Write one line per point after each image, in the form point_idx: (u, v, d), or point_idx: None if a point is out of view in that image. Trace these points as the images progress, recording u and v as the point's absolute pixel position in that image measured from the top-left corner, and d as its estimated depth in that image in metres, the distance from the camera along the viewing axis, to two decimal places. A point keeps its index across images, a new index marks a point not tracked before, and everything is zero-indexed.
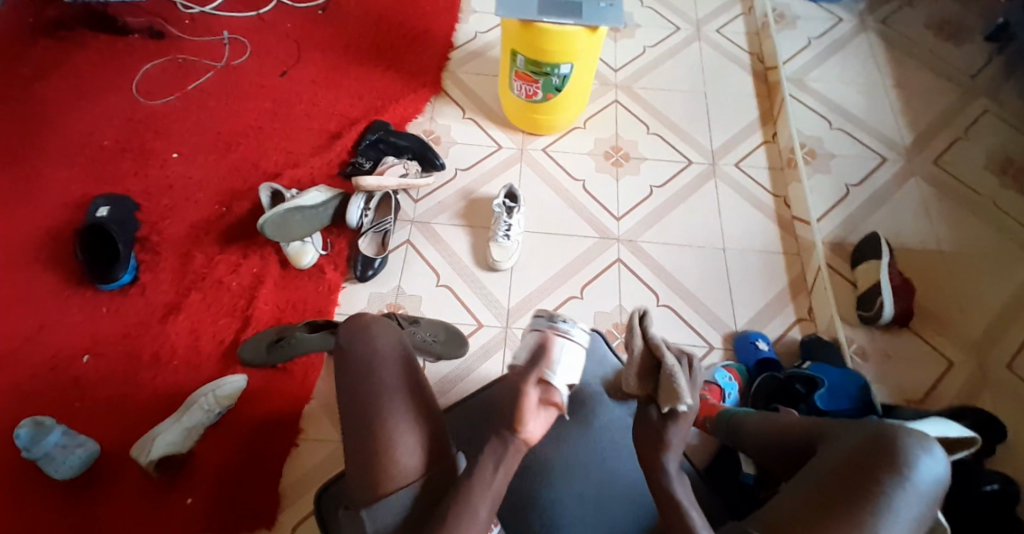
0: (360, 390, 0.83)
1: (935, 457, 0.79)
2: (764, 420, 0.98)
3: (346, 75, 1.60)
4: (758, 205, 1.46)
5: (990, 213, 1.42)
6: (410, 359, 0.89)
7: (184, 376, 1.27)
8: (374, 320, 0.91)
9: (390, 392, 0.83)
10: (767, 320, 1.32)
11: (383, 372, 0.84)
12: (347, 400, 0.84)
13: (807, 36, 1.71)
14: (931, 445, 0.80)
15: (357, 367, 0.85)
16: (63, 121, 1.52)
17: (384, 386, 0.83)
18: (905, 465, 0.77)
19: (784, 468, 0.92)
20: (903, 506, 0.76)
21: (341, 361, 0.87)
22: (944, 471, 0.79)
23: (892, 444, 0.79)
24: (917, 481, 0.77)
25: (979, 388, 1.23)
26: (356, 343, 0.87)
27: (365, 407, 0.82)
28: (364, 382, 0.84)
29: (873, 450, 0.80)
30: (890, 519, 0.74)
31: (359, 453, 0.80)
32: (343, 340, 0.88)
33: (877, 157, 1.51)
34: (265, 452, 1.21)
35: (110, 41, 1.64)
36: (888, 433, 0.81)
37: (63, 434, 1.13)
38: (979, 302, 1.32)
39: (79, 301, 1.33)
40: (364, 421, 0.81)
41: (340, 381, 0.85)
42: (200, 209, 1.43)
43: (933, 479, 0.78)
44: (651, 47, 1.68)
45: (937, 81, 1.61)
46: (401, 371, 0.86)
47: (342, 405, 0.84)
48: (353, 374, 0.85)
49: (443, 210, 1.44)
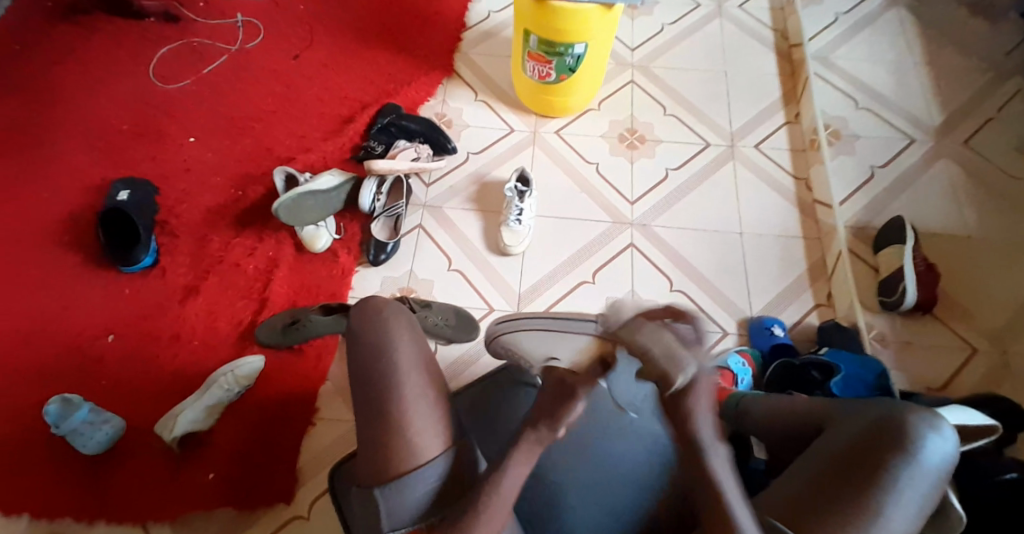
0: (373, 373, 0.82)
1: (944, 436, 0.77)
2: (770, 403, 0.96)
3: (359, 58, 1.59)
4: (777, 188, 1.42)
5: (1023, 196, 1.36)
6: (425, 350, 0.87)
7: (202, 357, 1.29)
8: (386, 304, 0.89)
9: (404, 374, 0.82)
10: (783, 307, 1.29)
11: (397, 354, 0.83)
12: (359, 383, 0.83)
13: (834, 11, 1.64)
14: (941, 425, 0.79)
15: (369, 350, 0.84)
16: (84, 105, 1.54)
17: (398, 368, 0.82)
18: (912, 445, 0.76)
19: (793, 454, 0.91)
20: (909, 487, 0.74)
21: (353, 346, 0.86)
22: (953, 451, 0.77)
23: (898, 423, 0.78)
24: (925, 461, 0.76)
25: (1004, 376, 1.19)
26: (367, 327, 0.86)
27: (379, 390, 0.81)
28: (376, 364, 0.83)
29: (879, 431, 0.78)
30: (896, 501, 0.73)
31: (373, 435, 0.79)
32: (353, 326, 0.87)
33: (903, 137, 1.45)
34: (281, 432, 1.24)
35: (128, 25, 1.66)
36: (895, 413, 0.80)
37: (90, 410, 1.17)
38: (1009, 288, 1.27)
39: (102, 284, 1.36)
40: (377, 403, 0.80)
41: (353, 365, 0.85)
42: (217, 193, 1.45)
43: (941, 458, 0.76)
44: (670, 25, 1.63)
45: (971, 57, 1.54)
46: (416, 355, 0.85)
47: (354, 389, 0.84)
48: (365, 357, 0.84)
49: (455, 194, 1.44)
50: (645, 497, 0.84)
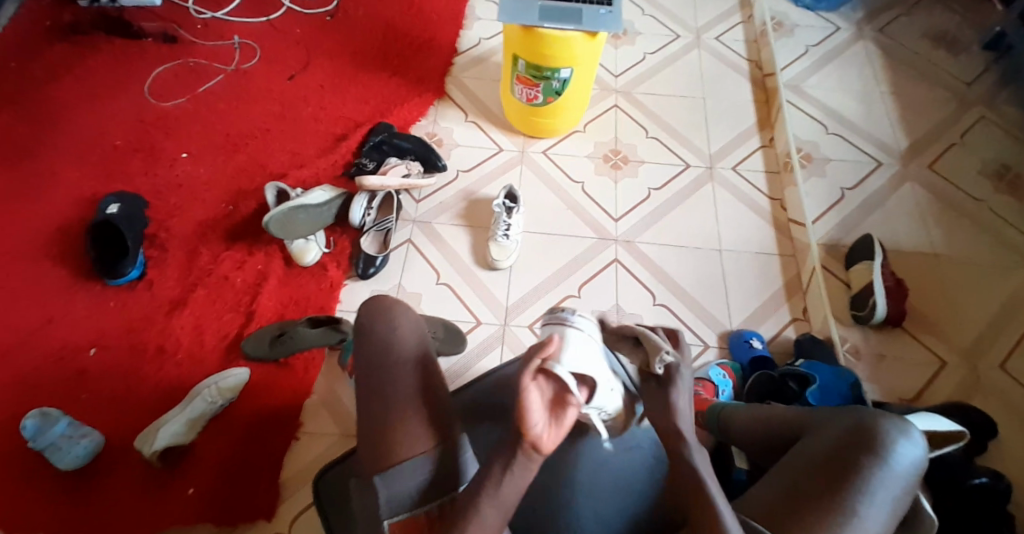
0: (378, 366, 0.85)
1: (914, 442, 0.82)
2: (752, 413, 0.99)
3: (352, 79, 1.64)
4: (754, 208, 1.48)
5: (986, 218, 1.44)
6: (427, 347, 0.89)
7: (188, 370, 1.29)
8: (396, 301, 0.93)
9: (409, 368, 0.85)
10: (761, 321, 1.34)
11: (404, 349, 0.86)
12: (363, 376, 0.85)
13: (804, 44, 1.73)
14: (910, 431, 0.83)
15: (376, 344, 0.87)
16: (76, 121, 1.56)
17: (404, 362, 0.85)
18: (883, 449, 0.80)
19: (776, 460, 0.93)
20: (882, 488, 0.78)
21: (360, 340, 0.88)
22: (922, 457, 0.81)
23: (871, 428, 0.82)
24: (897, 464, 0.79)
25: (972, 386, 1.26)
26: (377, 321, 0.89)
27: (384, 384, 0.83)
28: (381, 358, 0.85)
29: (856, 434, 0.82)
30: (869, 500, 0.77)
31: (374, 425, 0.81)
32: (361, 320, 0.91)
33: (872, 162, 1.53)
34: (264, 447, 1.23)
35: (124, 44, 1.69)
36: (867, 417, 0.84)
37: (68, 424, 1.17)
38: (974, 304, 1.35)
39: (88, 296, 1.36)
40: (382, 394, 0.82)
41: (358, 357, 0.87)
42: (207, 208, 1.46)
43: (910, 463, 0.80)
44: (651, 54, 1.70)
45: (935, 87, 1.64)
46: (418, 352, 0.87)
47: (358, 381, 0.86)
48: (371, 350, 0.86)
49: (444, 210, 1.47)
50: (633, 503, 0.85)
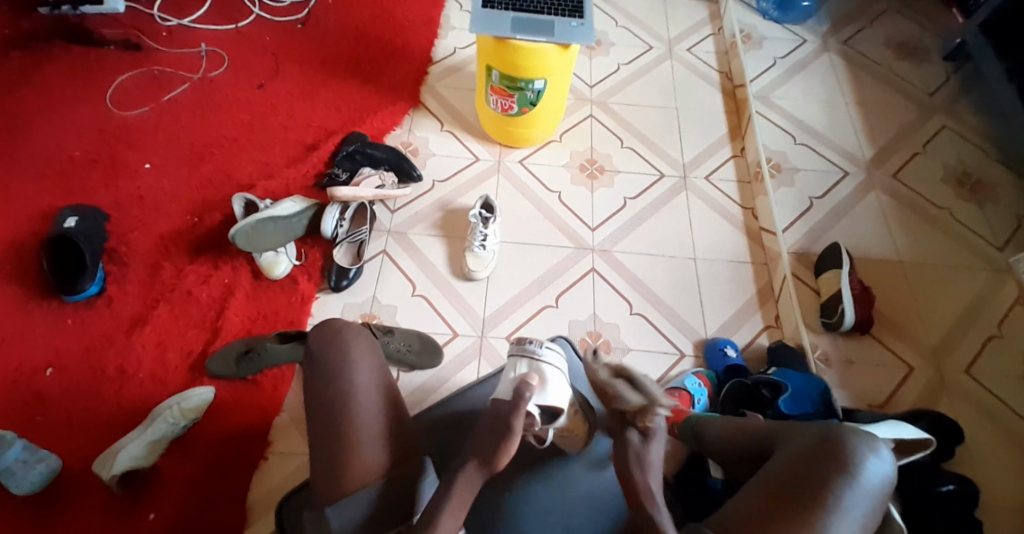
0: (328, 392, 0.87)
1: (883, 459, 0.82)
2: (731, 426, 0.99)
3: (324, 89, 1.61)
4: (727, 217, 1.49)
5: (948, 224, 1.49)
6: (381, 368, 0.91)
7: (151, 390, 1.24)
8: (347, 326, 0.93)
9: (359, 398, 0.86)
10: (736, 329, 1.35)
11: (354, 378, 0.88)
12: (315, 406, 0.87)
13: (772, 56, 1.76)
14: (880, 447, 0.83)
15: (327, 373, 0.88)
16: (32, 131, 1.50)
17: (354, 392, 0.87)
18: (853, 468, 0.80)
19: (746, 472, 0.94)
20: (852, 507, 0.79)
21: (314, 369, 0.89)
22: (890, 473, 0.82)
23: (841, 446, 0.82)
24: (865, 482, 0.80)
25: (939, 391, 1.28)
26: (329, 350, 0.89)
27: (335, 417, 0.85)
28: (330, 388, 0.87)
29: (825, 453, 0.82)
30: (839, 521, 0.77)
31: (328, 456, 0.84)
32: (315, 347, 0.90)
33: (839, 171, 1.56)
34: (230, 470, 1.18)
35: (84, 51, 1.63)
36: (838, 434, 0.84)
37: (24, 448, 1.09)
38: (940, 307, 1.38)
39: (44, 314, 1.29)
40: (333, 427, 0.85)
41: (310, 387, 0.89)
42: (171, 220, 1.42)
43: (879, 478, 0.81)
44: (625, 65, 1.72)
45: (898, 98, 1.69)
46: (372, 375, 0.89)
47: (310, 408, 0.88)
48: (321, 381, 0.88)
49: (420, 221, 1.45)
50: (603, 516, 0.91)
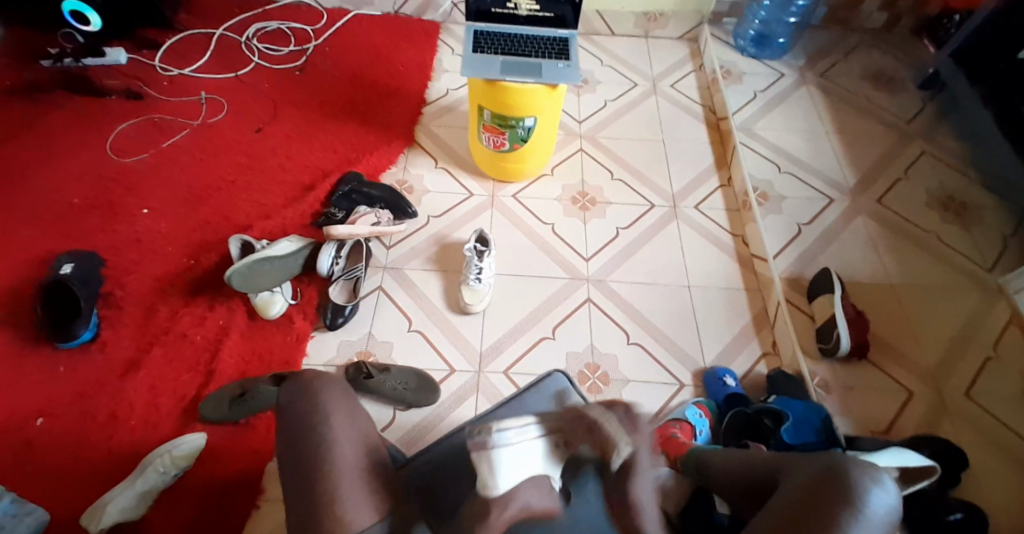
0: (305, 443, 0.83)
1: (886, 489, 0.77)
2: (730, 459, 0.96)
3: (321, 131, 1.65)
4: (718, 244, 1.51)
5: (935, 248, 1.51)
6: (360, 418, 0.88)
7: (143, 437, 1.22)
8: (319, 377, 0.88)
9: (335, 448, 0.82)
10: (733, 358, 1.35)
11: (328, 429, 0.83)
12: (290, 462, 0.83)
13: (753, 89, 1.82)
14: (882, 478, 0.78)
15: (302, 423, 0.84)
16: (31, 180, 1.51)
17: (329, 443, 0.82)
18: (856, 501, 0.75)
19: (749, 508, 0.90)
20: None
21: (285, 422, 0.85)
22: (895, 505, 0.76)
23: (841, 478, 0.78)
24: (869, 515, 0.74)
25: (940, 415, 1.28)
26: (301, 403, 0.86)
27: (309, 466, 0.81)
28: (308, 441, 0.83)
29: (825, 487, 0.78)
30: None
31: (302, 506, 0.79)
32: (286, 397, 0.87)
33: (824, 198, 1.60)
34: (222, 519, 1.15)
35: (85, 101, 1.66)
36: (839, 466, 0.79)
37: (12, 502, 1.05)
38: (933, 331, 1.39)
39: (37, 361, 1.28)
40: (303, 479, 0.81)
41: (284, 441, 0.84)
42: (167, 263, 1.42)
43: (884, 511, 0.75)
44: (611, 101, 1.78)
45: (876, 126, 1.75)
46: (350, 425, 0.85)
47: (284, 464, 0.84)
48: (295, 434, 0.84)
49: (416, 255, 1.46)
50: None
